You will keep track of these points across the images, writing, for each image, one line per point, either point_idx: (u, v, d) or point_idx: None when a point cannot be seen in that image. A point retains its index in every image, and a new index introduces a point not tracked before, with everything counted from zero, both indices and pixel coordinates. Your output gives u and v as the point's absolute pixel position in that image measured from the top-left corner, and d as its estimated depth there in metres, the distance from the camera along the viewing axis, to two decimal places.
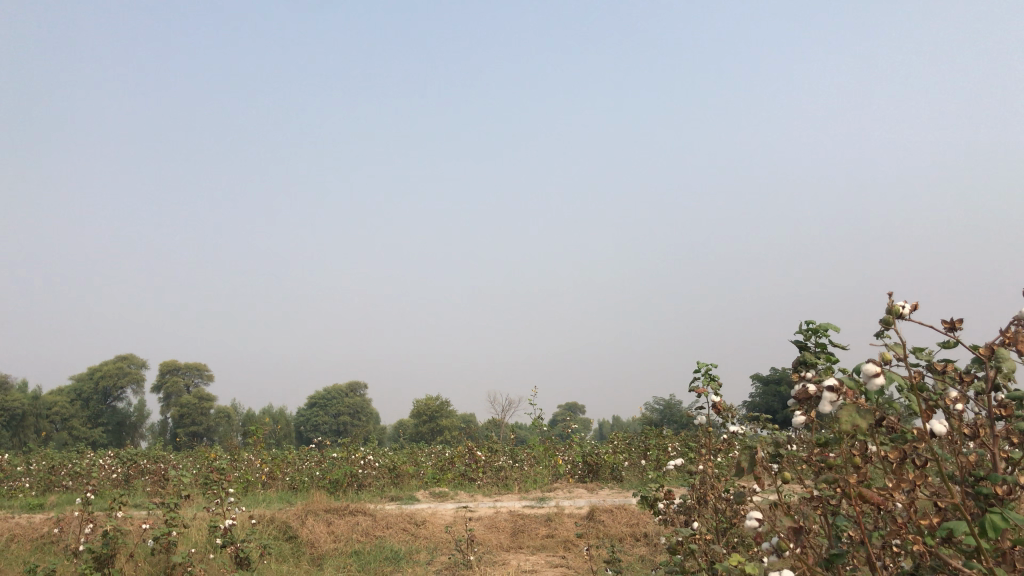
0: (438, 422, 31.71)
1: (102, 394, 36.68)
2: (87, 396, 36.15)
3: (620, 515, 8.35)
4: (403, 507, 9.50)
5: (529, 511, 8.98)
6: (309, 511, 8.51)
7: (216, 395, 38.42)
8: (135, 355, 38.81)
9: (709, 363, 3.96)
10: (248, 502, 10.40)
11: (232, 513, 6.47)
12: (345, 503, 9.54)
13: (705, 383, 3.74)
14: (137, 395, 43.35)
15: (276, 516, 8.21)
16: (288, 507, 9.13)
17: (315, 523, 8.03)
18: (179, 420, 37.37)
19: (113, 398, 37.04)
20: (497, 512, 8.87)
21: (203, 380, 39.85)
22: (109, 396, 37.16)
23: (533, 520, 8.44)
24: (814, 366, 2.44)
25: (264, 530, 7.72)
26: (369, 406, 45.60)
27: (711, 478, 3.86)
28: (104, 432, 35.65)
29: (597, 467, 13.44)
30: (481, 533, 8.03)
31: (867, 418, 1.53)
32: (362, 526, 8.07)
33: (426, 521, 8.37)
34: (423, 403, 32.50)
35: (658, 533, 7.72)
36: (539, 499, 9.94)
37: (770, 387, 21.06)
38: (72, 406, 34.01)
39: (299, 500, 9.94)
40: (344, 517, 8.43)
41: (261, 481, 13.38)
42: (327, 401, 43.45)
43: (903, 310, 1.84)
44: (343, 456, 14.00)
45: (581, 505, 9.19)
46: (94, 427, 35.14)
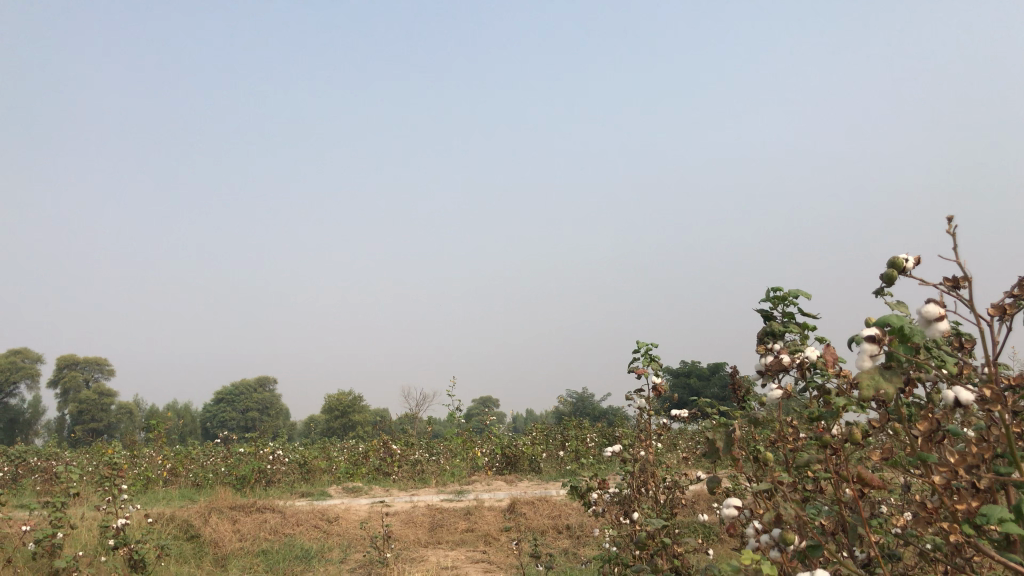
0: (351, 416, 31.05)
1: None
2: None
3: (542, 507, 8.11)
4: (314, 503, 9.05)
5: (448, 505, 8.65)
6: (212, 508, 7.99)
7: (117, 390, 36.79)
8: (28, 349, 36.81)
9: (646, 343, 3.72)
10: (145, 499, 9.74)
11: (125, 512, 5.94)
12: (251, 499, 9.02)
13: (645, 364, 3.50)
14: (30, 391, 41.16)
15: (176, 514, 7.67)
16: (190, 505, 8.57)
17: (218, 521, 7.51)
18: (77, 417, 35.62)
19: (3, 394, 35.05)
20: (414, 507, 8.51)
21: (103, 375, 38.11)
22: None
23: (452, 514, 8.12)
24: (782, 337, 2.21)
25: (162, 529, 7.19)
26: (279, 402, 44.43)
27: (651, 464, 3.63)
28: None
29: (515, 459, 13.23)
30: (398, 528, 7.66)
31: (895, 381, 1.26)
32: (270, 524, 7.60)
33: (338, 517, 7.96)
34: (336, 397, 31.76)
35: (581, 525, 7.51)
36: (457, 493, 9.63)
37: (684, 379, 21.27)
38: None
39: (202, 497, 9.37)
40: (250, 514, 7.94)
41: (162, 478, 12.68)
42: (235, 396, 42.12)
43: (908, 264, 1.60)
44: (251, 451, 13.39)
45: (501, 498, 8.91)
46: None
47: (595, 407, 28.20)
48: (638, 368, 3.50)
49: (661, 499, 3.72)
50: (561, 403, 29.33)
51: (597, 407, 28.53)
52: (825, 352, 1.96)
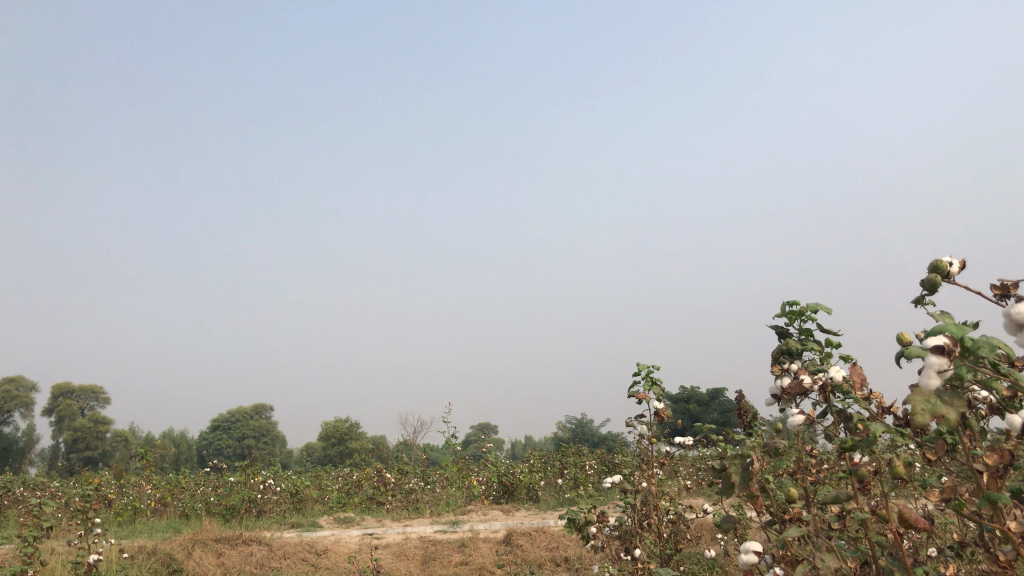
0: (347, 445, 30.67)
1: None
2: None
3: (539, 539, 7.82)
4: (303, 535, 8.74)
5: (442, 536, 8.35)
6: (196, 541, 7.68)
7: (111, 419, 36.43)
8: (23, 377, 36.47)
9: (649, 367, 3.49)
10: (128, 532, 9.43)
11: (99, 547, 5.66)
12: (237, 531, 8.70)
13: (647, 388, 3.28)
14: (24, 419, 40.75)
15: (158, 547, 7.37)
16: (173, 538, 8.27)
17: (202, 554, 7.23)
18: (71, 445, 35.20)
19: None
20: (407, 538, 8.21)
21: (99, 404, 37.70)
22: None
23: (446, 546, 7.83)
24: (800, 355, 1.99)
25: (143, 563, 6.90)
26: (276, 429, 44.00)
27: (654, 496, 3.39)
28: None
29: (512, 488, 12.93)
30: (388, 562, 7.38)
31: (958, 409, 1.06)
32: (255, 557, 7.31)
33: (328, 550, 7.67)
34: (332, 425, 31.41)
35: (580, 557, 7.24)
36: (451, 524, 9.33)
37: (684, 405, 20.96)
38: None
39: (187, 529, 9.06)
40: (236, 546, 7.65)
41: (150, 509, 12.36)
42: (231, 424, 41.68)
43: (954, 267, 1.38)
44: (241, 480, 13.07)
45: (497, 529, 8.61)
46: None
47: (594, 434, 27.86)
48: (638, 393, 3.27)
49: (664, 533, 3.47)
50: (559, 430, 28.99)
51: (597, 434, 28.18)
52: (851, 373, 1.74)
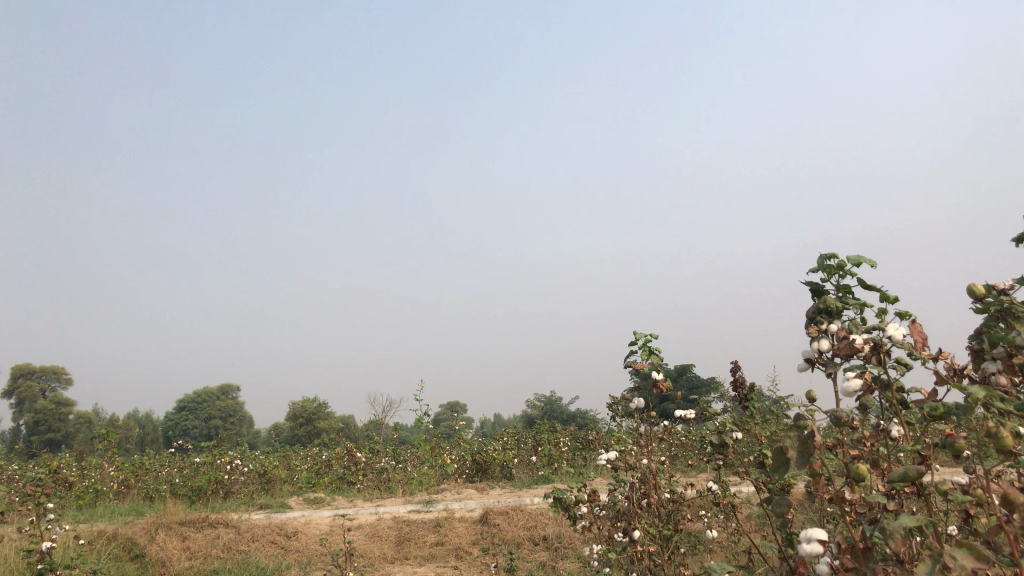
0: (316, 424, 30.34)
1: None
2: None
3: (516, 518, 7.62)
4: (272, 517, 8.47)
5: (416, 516, 8.12)
6: (159, 525, 7.37)
7: (74, 400, 35.70)
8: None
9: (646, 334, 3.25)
10: (88, 516, 9.07)
11: (52, 534, 5.33)
12: (202, 513, 8.40)
13: (644, 357, 3.04)
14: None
15: (119, 531, 7.07)
16: (136, 521, 7.96)
17: (166, 538, 6.92)
18: (33, 427, 34.44)
19: None
20: (380, 519, 7.97)
21: (61, 385, 36.94)
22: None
23: (420, 526, 7.59)
24: (840, 314, 1.76)
25: (102, 549, 6.58)
26: (243, 410, 43.48)
27: (653, 473, 3.14)
28: None
29: (486, 466, 12.76)
30: (361, 543, 7.12)
31: None
32: (222, 540, 7.02)
33: (298, 531, 7.40)
34: (301, 404, 31.06)
35: (559, 536, 7.05)
36: (425, 503, 9.11)
37: None
38: None
39: (151, 512, 8.75)
40: (202, 530, 7.34)
41: (112, 491, 12.00)
42: (198, 404, 41.08)
43: None
44: (207, 462, 12.72)
45: (472, 508, 8.41)
46: None
47: (564, 412, 27.78)
48: (635, 363, 3.04)
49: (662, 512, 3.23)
50: (530, 408, 28.87)
51: (567, 411, 28.12)
52: (913, 332, 1.50)
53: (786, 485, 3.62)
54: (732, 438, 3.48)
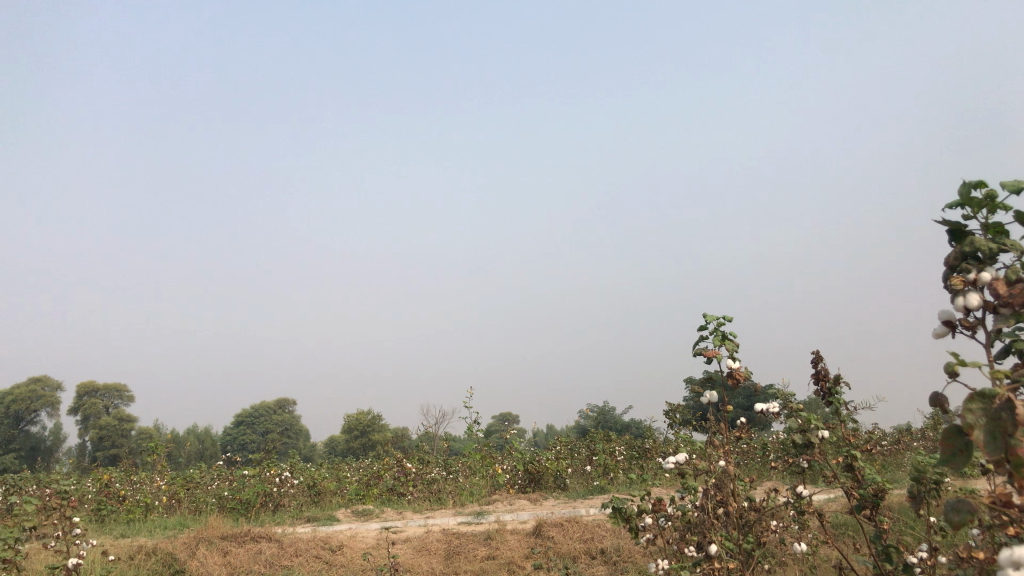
0: (370, 436, 30.24)
1: (14, 418, 34.24)
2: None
3: (571, 530, 7.19)
4: (317, 530, 8.16)
5: (466, 529, 7.74)
6: (200, 539, 7.10)
7: (135, 416, 36.19)
8: (49, 377, 36.31)
9: (721, 317, 2.81)
10: (133, 531, 8.89)
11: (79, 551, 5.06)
12: (244, 527, 8.13)
13: (717, 344, 2.62)
14: (51, 417, 40.79)
15: (159, 546, 6.82)
16: (178, 536, 7.72)
17: (207, 553, 6.66)
18: (98, 443, 34.97)
19: (26, 422, 34.70)
20: (428, 532, 7.60)
21: (123, 402, 37.55)
22: (21, 420, 34.62)
23: (470, 539, 7.20)
24: (994, 258, 1.35)
25: (141, 565, 6.34)
26: (299, 423, 43.71)
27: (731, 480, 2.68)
28: (16, 458, 33.39)
29: (539, 476, 12.36)
30: (408, 558, 6.76)
31: None
32: (265, 555, 6.71)
33: (343, 545, 7.06)
34: (354, 417, 31.04)
35: (618, 549, 6.62)
36: (476, 514, 8.73)
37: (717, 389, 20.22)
38: None
39: (194, 525, 8.54)
40: (244, 544, 7.05)
41: (162, 505, 11.86)
42: (255, 419, 41.40)
43: None
44: (256, 475, 12.52)
45: (525, 519, 8.00)
46: (5, 455, 32.88)
47: (618, 421, 27.20)
48: (706, 351, 2.63)
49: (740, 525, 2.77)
50: (584, 419, 28.35)
51: (621, 421, 27.55)
52: None
53: (879, 490, 3.16)
54: (819, 436, 3.04)
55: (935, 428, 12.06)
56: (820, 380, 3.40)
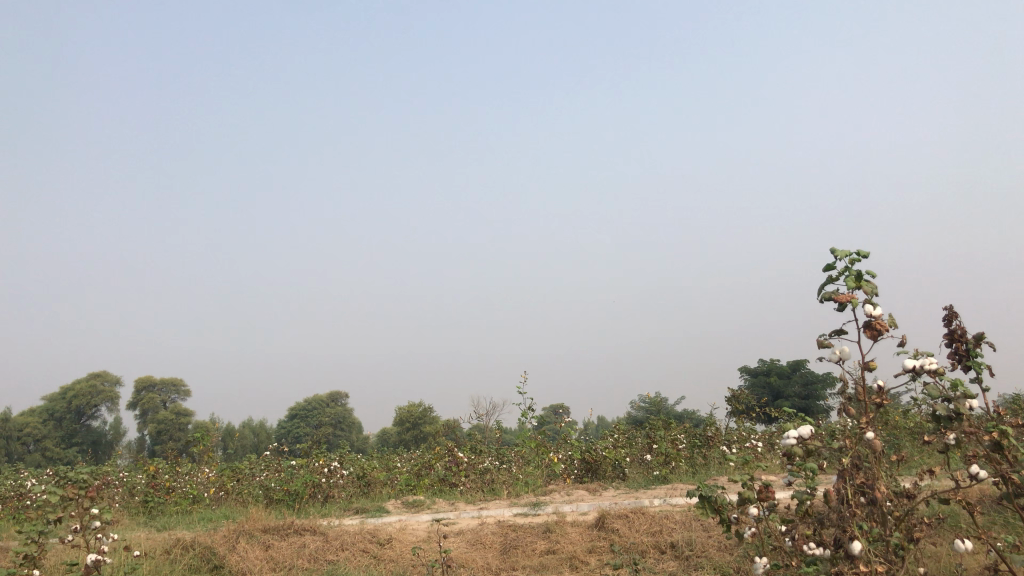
0: (422, 428, 29.94)
1: (76, 413, 34.74)
2: (60, 416, 34.23)
3: (637, 522, 6.63)
4: (365, 522, 7.72)
5: (522, 521, 7.20)
6: (240, 533, 6.69)
7: (192, 411, 36.49)
8: (107, 372, 36.75)
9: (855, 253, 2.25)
10: (175, 523, 8.57)
11: (100, 547, 4.65)
12: (287, 519, 7.72)
13: (853, 285, 2.07)
14: (109, 412, 41.35)
15: (198, 539, 6.44)
16: (217, 528, 7.34)
17: (248, 547, 6.26)
18: (155, 437, 35.24)
19: (86, 417, 35.18)
20: (483, 524, 7.09)
21: (179, 396, 37.92)
22: (82, 415, 35.09)
23: (528, 533, 6.67)
24: None
25: (178, 561, 5.97)
26: (352, 416, 43.72)
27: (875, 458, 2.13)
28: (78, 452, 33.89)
29: (596, 465, 11.87)
30: (462, 552, 6.27)
31: None
32: (309, 549, 6.27)
33: (392, 539, 6.59)
34: (406, 409, 30.81)
35: (690, 543, 6.05)
36: (532, 506, 8.20)
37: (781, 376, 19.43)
38: (40, 426, 32.61)
39: (236, 518, 8.17)
40: (286, 538, 6.63)
41: (209, 497, 11.58)
42: (309, 412, 41.51)
43: None
44: (303, 466, 12.19)
45: (585, 511, 7.45)
46: (68, 449, 33.40)
47: (672, 411, 26.47)
48: (837, 295, 2.07)
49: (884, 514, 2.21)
50: (639, 409, 27.66)
51: (677, 411, 26.81)
52: None
53: None
54: (968, 406, 2.45)
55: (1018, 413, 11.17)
56: (956, 340, 2.80)
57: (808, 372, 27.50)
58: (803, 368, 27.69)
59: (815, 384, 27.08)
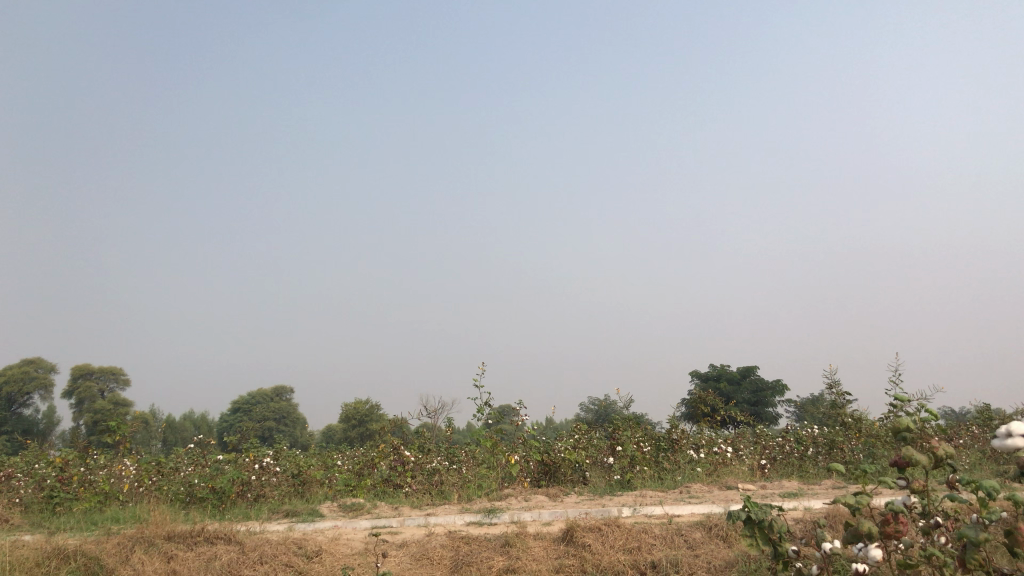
0: (367, 425, 28.80)
1: (6, 400, 32.88)
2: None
3: (612, 536, 5.68)
4: (293, 529, 6.69)
5: (477, 531, 6.22)
6: (138, 541, 5.58)
7: (131, 401, 34.83)
8: (44, 359, 34.93)
9: None
10: (70, 525, 7.42)
11: None
12: (198, 524, 6.60)
13: None
14: (45, 401, 39.60)
15: (84, 548, 5.34)
16: (115, 534, 6.20)
17: (145, 559, 5.17)
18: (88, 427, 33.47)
19: (19, 405, 33.39)
20: (431, 534, 6.08)
21: (118, 385, 36.27)
22: (12, 403, 33.26)
23: (484, 546, 5.69)
24: None
25: None
26: (296, 410, 42.30)
27: None
28: (7, 441, 32.09)
29: (554, 468, 10.97)
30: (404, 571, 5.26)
31: None
32: (222, 563, 5.20)
33: (322, 551, 5.53)
34: (353, 406, 29.66)
35: (675, 563, 5.15)
36: (488, 513, 7.20)
37: None
38: None
39: (140, 521, 7.05)
40: (195, 548, 5.54)
41: (125, 494, 10.38)
42: (252, 405, 40.15)
43: None
44: (232, 462, 11.05)
45: (547, 521, 6.48)
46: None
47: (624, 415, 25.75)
48: None
49: None
50: (589, 412, 26.91)
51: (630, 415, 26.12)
52: None
53: None
54: None
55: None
56: None
57: (760, 378, 27.06)
58: (754, 374, 27.28)
59: (765, 391, 26.69)
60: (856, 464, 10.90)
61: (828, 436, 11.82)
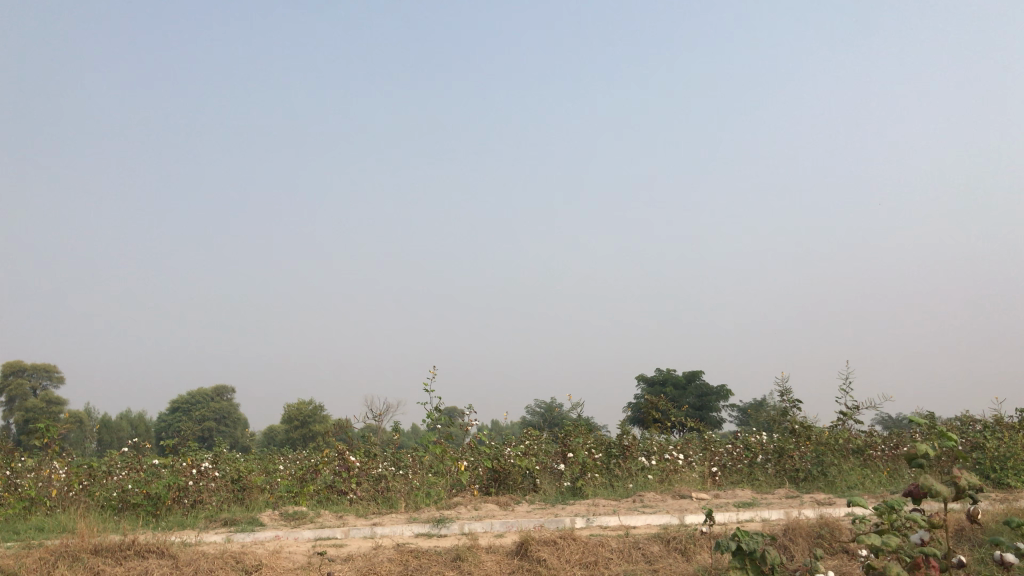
0: (310, 427, 28.21)
1: None
2: None
3: (568, 549, 5.46)
4: (231, 540, 6.32)
5: (427, 544, 5.93)
6: (60, 557, 5.15)
7: (64, 399, 33.61)
8: None
9: None
10: None
11: None
12: (129, 535, 6.20)
13: None
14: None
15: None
16: (37, 546, 5.77)
17: None
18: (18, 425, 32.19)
19: None
20: (378, 547, 5.77)
21: (50, 382, 34.99)
22: None
23: (434, 560, 5.41)
24: None
25: None
26: (237, 410, 41.37)
27: None
28: None
29: (504, 475, 10.73)
30: None
31: None
32: None
33: (261, 567, 5.19)
34: (295, 407, 29.02)
35: None
36: (437, 523, 6.92)
37: None
38: None
39: (65, 532, 6.62)
40: (123, 566, 5.14)
41: (52, 500, 9.85)
42: (192, 405, 39.15)
43: None
44: (168, 466, 10.58)
45: (499, 533, 6.22)
46: None
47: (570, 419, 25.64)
48: None
49: None
50: (535, 416, 26.74)
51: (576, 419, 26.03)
52: None
53: None
54: None
55: (969, 421, 10.41)
56: None
57: (705, 383, 27.21)
58: (699, 379, 27.39)
59: (709, 395, 26.84)
60: (805, 472, 10.88)
61: (777, 444, 11.78)
